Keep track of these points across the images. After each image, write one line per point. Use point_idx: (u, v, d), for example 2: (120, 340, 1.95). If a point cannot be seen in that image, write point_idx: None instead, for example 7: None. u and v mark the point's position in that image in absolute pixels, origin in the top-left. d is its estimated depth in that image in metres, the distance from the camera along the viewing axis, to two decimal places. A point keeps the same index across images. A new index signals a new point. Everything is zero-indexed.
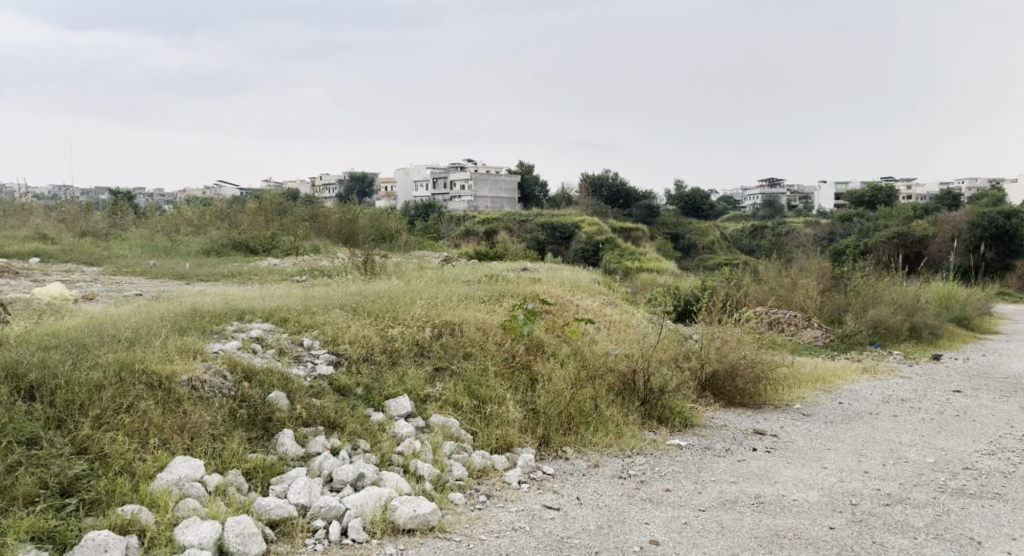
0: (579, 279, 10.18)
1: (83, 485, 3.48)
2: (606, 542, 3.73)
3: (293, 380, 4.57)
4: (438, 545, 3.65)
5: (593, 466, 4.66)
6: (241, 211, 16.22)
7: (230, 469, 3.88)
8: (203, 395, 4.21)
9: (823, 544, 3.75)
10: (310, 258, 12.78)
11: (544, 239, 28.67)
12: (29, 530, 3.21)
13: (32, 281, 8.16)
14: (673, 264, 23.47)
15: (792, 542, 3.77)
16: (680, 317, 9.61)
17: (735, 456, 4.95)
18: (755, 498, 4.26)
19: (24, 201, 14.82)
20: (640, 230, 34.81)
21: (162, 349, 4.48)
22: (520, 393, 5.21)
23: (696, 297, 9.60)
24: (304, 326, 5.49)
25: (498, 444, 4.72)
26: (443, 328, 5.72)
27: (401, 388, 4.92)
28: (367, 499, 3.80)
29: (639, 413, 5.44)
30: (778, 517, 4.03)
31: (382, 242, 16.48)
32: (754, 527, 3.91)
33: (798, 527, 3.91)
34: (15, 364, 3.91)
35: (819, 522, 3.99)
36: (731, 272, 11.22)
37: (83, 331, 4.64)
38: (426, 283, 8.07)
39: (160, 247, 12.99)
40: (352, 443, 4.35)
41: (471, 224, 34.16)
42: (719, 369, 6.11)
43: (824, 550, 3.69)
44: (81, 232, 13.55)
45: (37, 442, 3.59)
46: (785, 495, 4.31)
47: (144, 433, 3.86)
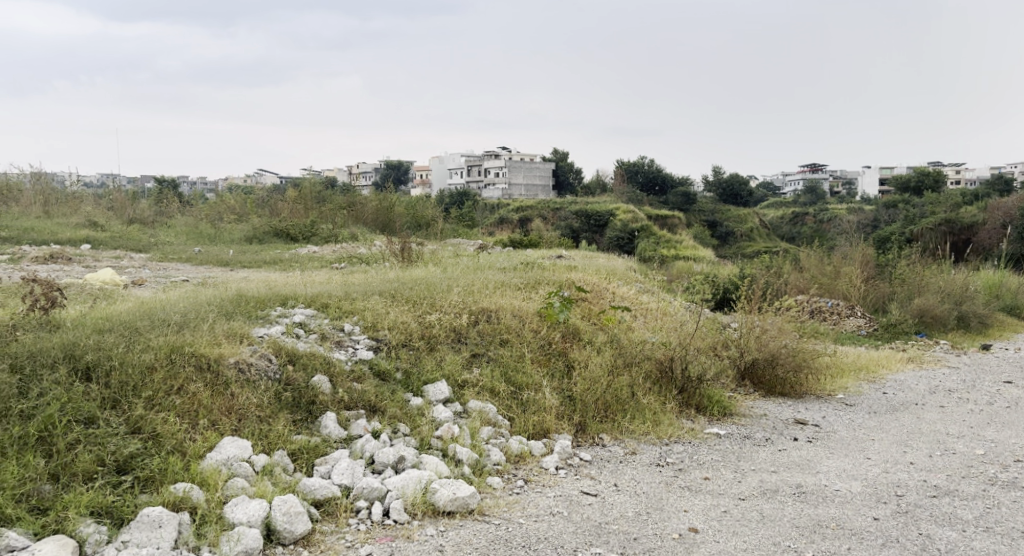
0: (616, 266, 10.18)
1: (138, 463, 3.59)
2: (644, 529, 3.75)
3: (335, 364, 4.66)
4: (478, 528, 3.70)
5: (630, 453, 4.68)
6: (281, 200, 16.46)
7: (277, 449, 3.98)
8: (250, 377, 4.32)
9: (868, 534, 3.73)
10: (348, 245, 12.92)
11: (579, 228, 28.56)
12: (88, 505, 3.32)
13: (83, 267, 8.39)
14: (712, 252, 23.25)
15: (835, 532, 3.75)
16: (719, 305, 9.56)
17: (775, 446, 4.93)
18: (797, 488, 4.24)
19: (73, 189, 15.23)
20: (676, 219, 34.51)
21: (210, 333, 4.59)
22: (557, 380, 5.24)
23: (735, 285, 9.52)
24: (345, 312, 5.58)
25: (536, 430, 4.77)
26: (479, 315, 5.76)
27: (440, 374, 4.98)
28: (408, 482, 3.87)
29: (677, 401, 5.43)
30: (821, 507, 4.00)
31: (419, 232, 16.59)
32: (795, 517, 3.90)
33: (841, 517, 3.89)
34: (72, 346, 4.02)
35: (863, 512, 3.96)
36: (771, 260, 11.09)
37: (135, 315, 4.78)
38: (462, 270, 8.12)
39: (203, 234, 13.25)
40: (393, 427, 4.42)
41: (507, 212, 34.20)
42: (759, 358, 6.05)
43: (869, 541, 3.66)
44: (128, 220, 13.88)
45: (94, 422, 3.69)
46: (827, 485, 4.28)
47: (195, 414, 3.97)
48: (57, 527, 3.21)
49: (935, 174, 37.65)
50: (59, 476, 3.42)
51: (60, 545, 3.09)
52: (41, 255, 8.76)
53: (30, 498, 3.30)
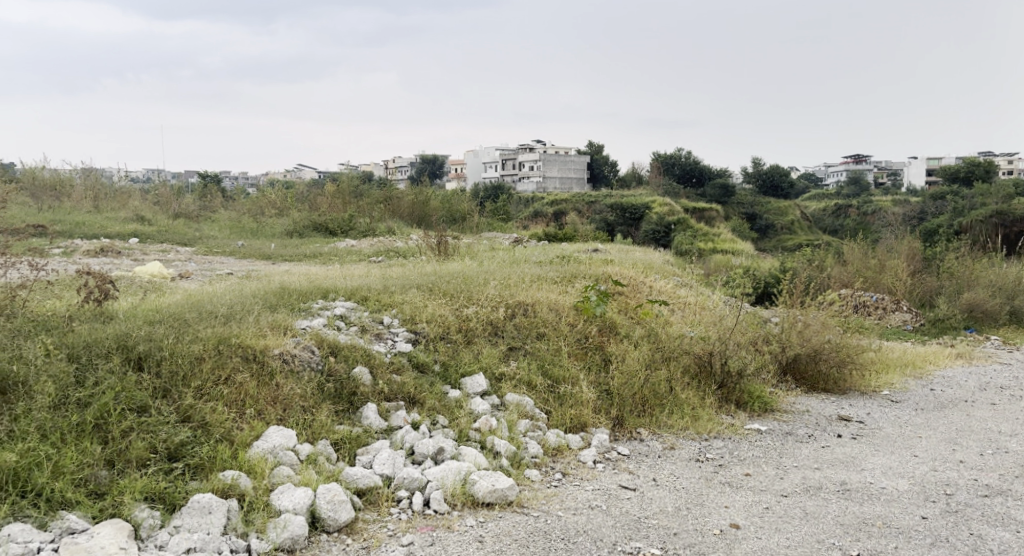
0: (653, 260, 10.13)
1: (188, 450, 3.68)
2: (685, 524, 3.75)
3: (375, 356, 4.73)
4: (517, 519, 3.74)
5: (669, 448, 4.67)
6: (320, 194, 16.68)
7: (320, 439, 4.06)
8: (294, 368, 4.42)
9: (916, 533, 3.68)
10: (385, 239, 13.04)
11: (615, 221, 28.42)
12: (143, 491, 3.42)
13: (132, 260, 8.61)
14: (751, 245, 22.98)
15: (881, 530, 3.71)
16: (760, 299, 9.47)
17: (818, 442, 4.88)
18: (841, 486, 4.20)
19: (121, 184, 15.61)
20: (714, 212, 34.15)
21: (255, 325, 4.69)
22: (594, 373, 5.25)
23: (776, 279, 9.41)
24: (383, 305, 5.65)
25: (573, 424, 4.78)
26: (516, 308, 5.79)
27: (477, 366, 5.03)
28: (447, 473, 3.91)
29: (716, 397, 5.40)
30: (866, 505, 3.97)
31: (455, 226, 16.67)
32: (840, 514, 3.86)
33: (887, 516, 3.85)
34: (125, 336, 4.13)
35: (910, 511, 3.91)
36: (813, 253, 10.93)
37: (184, 307, 4.90)
38: (499, 264, 8.15)
39: (245, 228, 13.48)
40: (431, 419, 4.48)
41: (541, 205, 34.15)
42: (801, 353, 5.98)
43: (917, 540, 3.62)
44: (173, 214, 14.19)
45: (146, 410, 3.79)
46: (873, 483, 4.23)
47: (242, 404, 4.07)
48: (114, 511, 3.31)
49: (985, 164, 36.61)
50: (114, 462, 3.52)
51: (117, 529, 3.18)
52: (92, 249, 9.01)
53: (88, 483, 3.39)
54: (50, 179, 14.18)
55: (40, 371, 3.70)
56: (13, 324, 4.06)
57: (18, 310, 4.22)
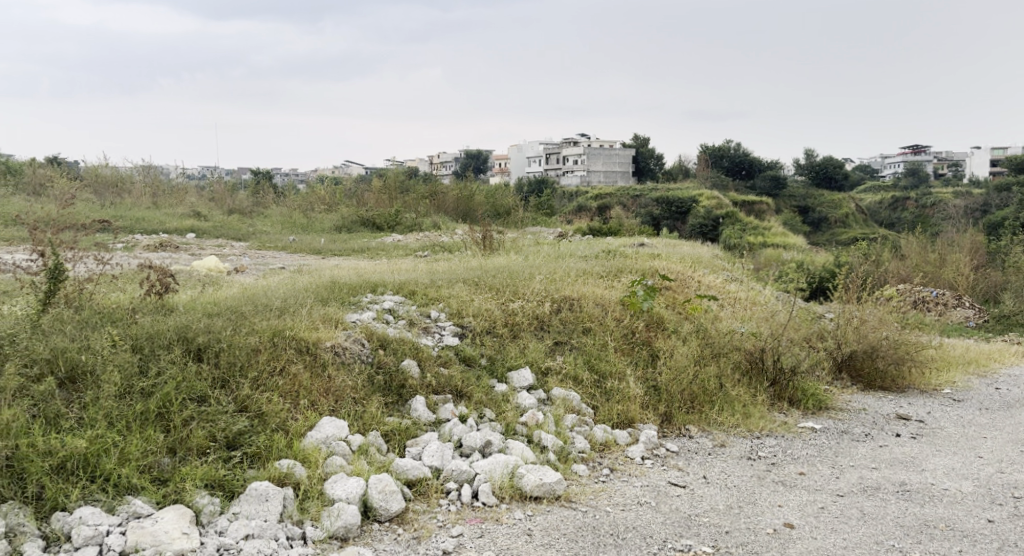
0: (701, 254, 10.03)
1: (246, 439, 3.79)
2: (737, 523, 3.73)
3: (423, 349, 4.80)
4: (565, 514, 3.76)
5: (719, 445, 4.64)
6: (368, 189, 16.89)
7: (371, 430, 4.13)
8: (345, 360, 4.51)
9: (981, 537, 3.60)
10: (431, 234, 13.15)
11: (660, 215, 28.22)
12: (203, 478, 3.53)
13: (190, 255, 8.85)
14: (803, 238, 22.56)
15: (943, 533, 3.64)
16: (813, 294, 9.31)
17: (876, 442, 4.80)
18: (900, 486, 4.13)
19: (178, 180, 16.02)
20: (764, 205, 33.60)
21: (308, 318, 4.80)
22: (641, 369, 5.23)
23: (830, 274, 9.24)
24: (431, 299, 5.72)
25: (620, 419, 4.78)
26: (562, 303, 5.80)
27: (524, 360, 5.06)
28: (495, 466, 3.95)
29: (768, 394, 5.35)
30: (927, 506, 3.89)
31: (500, 220, 16.73)
32: (899, 515, 3.80)
33: (951, 518, 3.77)
34: (185, 328, 4.25)
35: (976, 514, 3.83)
36: (869, 247, 10.69)
37: (241, 300, 5.04)
38: (544, 258, 8.16)
39: (296, 223, 13.74)
40: (478, 412, 4.52)
41: (586, 199, 34.05)
42: (857, 350, 5.87)
43: (982, 544, 3.54)
44: (228, 210, 14.55)
45: (206, 400, 3.92)
46: (934, 484, 4.15)
47: (296, 395, 4.17)
48: (176, 497, 3.42)
49: None
50: (176, 450, 3.65)
51: (179, 514, 3.28)
52: (152, 244, 9.29)
53: (152, 469, 3.51)
54: (112, 175, 14.65)
55: (107, 360, 3.83)
56: (81, 316, 4.21)
57: (85, 303, 4.38)
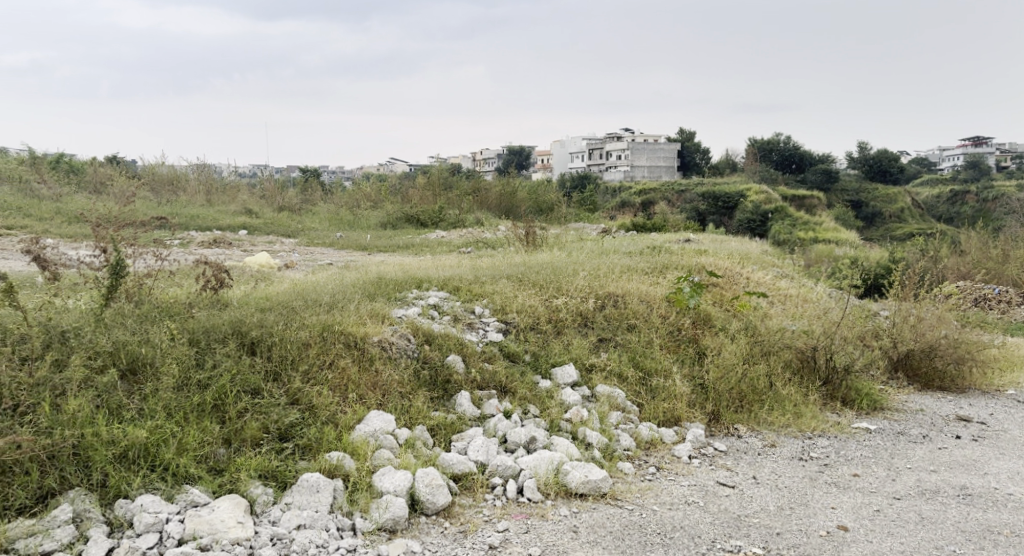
0: (749, 250, 9.88)
1: (297, 432, 3.88)
2: (789, 524, 3.69)
3: (467, 345, 4.83)
4: (611, 512, 3.76)
5: (769, 445, 4.58)
6: (413, 186, 17.05)
7: (417, 424, 4.18)
8: (392, 354, 4.57)
9: None
10: (475, 231, 13.20)
11: (706, 210, 27.88)
12: (257, 468, 3.61)
13: (242, 251, 9.05)
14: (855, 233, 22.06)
15: (1008, 539, 3.56)
16: (868, 291, 9.10)
17: (935, 444, 4.69)
18: (961, 490, 4.03)
19: (230, 178, 16.35)
20: (814, 200, 32.97)
21: (355, 312, 4.87)
22: (687, 367, 5.19)
23: (886, 271, 9.02)
24: (475, 294, 5.75)
25: (666, 418, 4.75)
26: (606, 300, 5.79)
27: (568, 357, 5.07)
28: (540, 462, 3.97)
29: (821, 393, 5.26)
30: (990, 512, 3.80)
31: (543, 217, 16.69)
32: (960, 520, 3.72)
33: (1015, 524, 3.68)
34: (239, 323, 4.36)
35: None
36: (927, 243, 10.41)
37: (291, 295, 5.14)
38: (587, 254, 8.13)
39: (342, 220, 13.91)
40: (523, 408, 4.55)
41: (630, 195, 33.83)
42: (915, 348, 5.74)
43: None
44: (278, 208, 14.82)
45: (259, 392, 4.01)
46: (997, 489, 4.05)
47: (344, 388, 4.24)
48: (231, 487, 3.51)
49: None
50: (231, 441, 3.74)
51: (234, 504, 3.37)
52: (206, 240, 9.52)
53: (209, 459, 3.61)
54: (168, 174, 15.00)
55: (166, 353, 3.95)
56: (141, 310, 4.34)
57: (145, 298, 4.50)
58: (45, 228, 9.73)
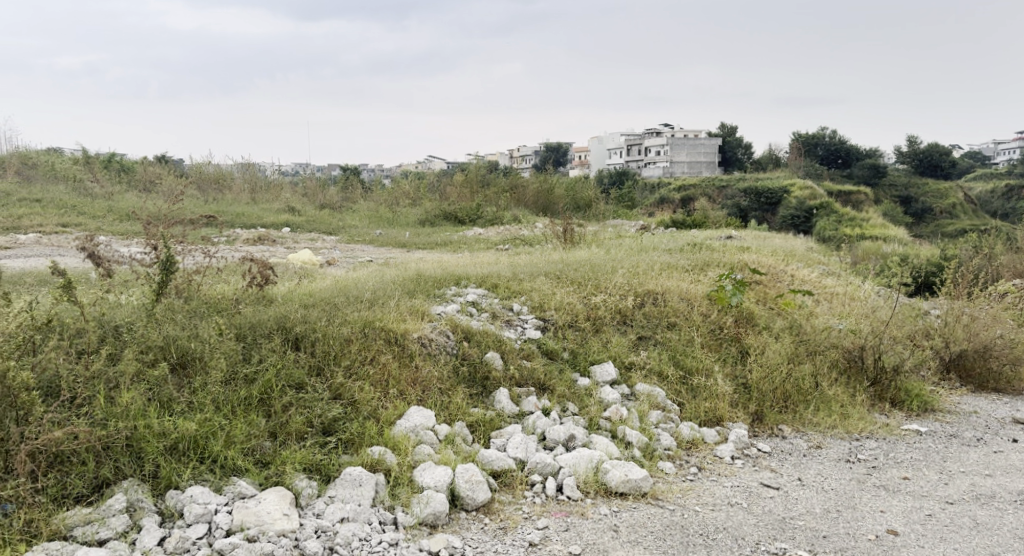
0: (793, 247, 9.70)
1: (340, 426, 3.92)
2: (836, 527, 3.62)
3: (506, 342, 4.83)
4: (652, 511, 3.74)
5: (815, 447, 4.51)
6: (450, 183, 17.13)
7: (457, 420, 4.20)
8: (431, 351, 4.59)
9: None
10: (512, 228, 13.20)
11: (748, 206, 27.48)
12: (302, 462, 3.66)
13: (285, 248, 9.17)
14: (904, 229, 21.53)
15: None
16: (919, 289, 8.89)
17: (989, 447, 4.57)
18: (1016, 496, 3.92)
19: (273, 176, 16.59)
20: (860, 196, 32.30)
21: (396, 309, 4.90)
22: (730, 366, 5.13)
23: (938, 268, 8.79)
24: (513, 292, 5.75)
25: (708, 417, 4.70)
26: (645, 297, 5.74)
27: (606, 355, 5.04)
28: (580, 461, 3.96)
29: (869, 394, 5.16)
30: None
31: (582, 214, 16.61)
32: (1017, 527, 3.62)
33: None
34: (284, 318, 4.42)
35: None
36: (982, 238, 10.11)
37: (334, 291, 5.19)
38: (627, 252, 8.07)
39: (382, 218, 14.02)
40: (562, 406, 4.54)
41: (669, 191, 33.55)
42: (968, 349, 5.59)
43: None
44: (319, 205, 15.01)
45: (303, 387, 4.06)
46: None
47: (386, 384, 4.27)
48: (277, 479, 3.56)
49: None
50: (277, 434, 3.80)
51: (280, 496, 3.42)
52: (251, 237, 9.67)
53: (255, 452, 3.67)
54: (213, 172, 15.28)
55: (214, 348, 4.02)
56: (190, 306, 4.42)
57: (194, 294, 4.59)
58: (98, 225, 9.99)
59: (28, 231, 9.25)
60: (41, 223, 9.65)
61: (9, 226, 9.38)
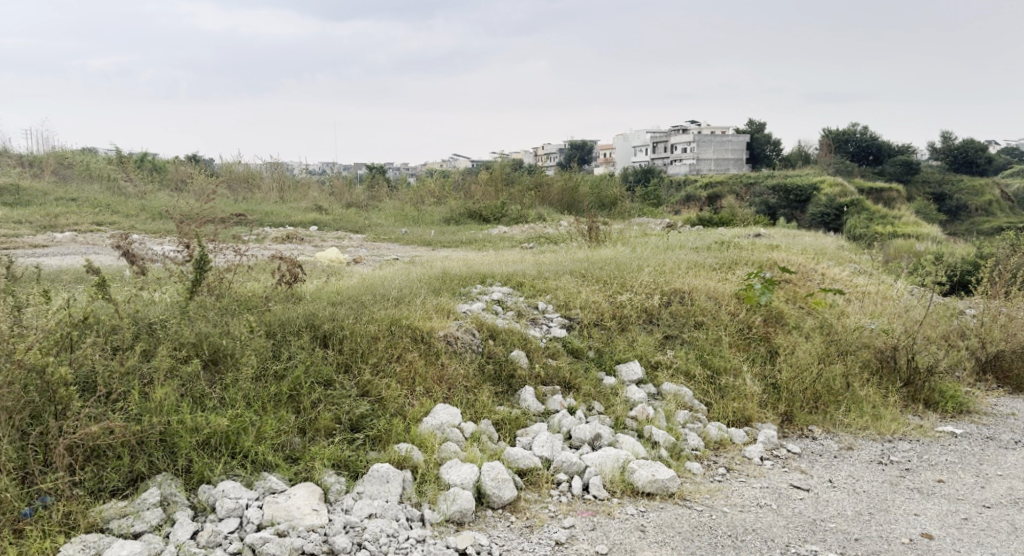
0: (824, 246, 9.57)
1: (367, 423, 3.93)
2: (868, 530, 3.57)
3: (532, 340, 4.82)
4: (680, 512, 3.71)
5: (846, 448, 4.45)
6: (475, 181, 17.15)
7: (482, 418, 4.20)
8: (457, 349, 4.60)
9: None
10: (538, 226, 13.17)
11: (777, 204, 27.20)
12: (330, 458, 3.68)
13: (313, 247, 9.22)
14: (938, 228, 21.15)
15: None
16: (955, 288, 8.73)
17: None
18: None
19: (302, 175, 16.72)
20: (892, 193, 31.79)
21: (422, 307, 4.91)
22: (758, 366, 5.07)
23: (974, 267, 8.62)
24: (539, 290, 5.74)
25: (736, 417, 4.65)
26: (672, 296, 5.69)
27: (633, 354, 5.00)
28: (606, 460, 3.93)
29: (902, 395, 5.07)
30: None
31: (608, 212, 16.54)
32: None
33: None
34: (312, 316, 4.45)
35: None
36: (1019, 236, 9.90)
37: (361, 289, 5.21)
38: (653, 250, 8.02)
39: (408, 216, 14.07)
40: (587, 405, 4.51)
41: (696, 189, 33.30)
42: (1005, 350, 5.48)
43: None
44: (346, 204, 15.10)
45: (331, 384, 4.09)
46: None
47: (412, 381, 4.28)
48: (307, 475, 3.58)
49: None
50: (306, 430, 3.82)
51: (309, 492, 3.44)
52: (279, 236, 9.75)
53: (285, 448, 3.70)
54: (243, 172, 15.42)
55: (245, 345, 4.05)
56: (221, 303, 4.45)
57: (225, 291, 4.63)
58: (131, 224, 10.13)
59: (64, 230, 9.42)
60: (76, 222, 9.81)
61: (46, 225, 9.55)
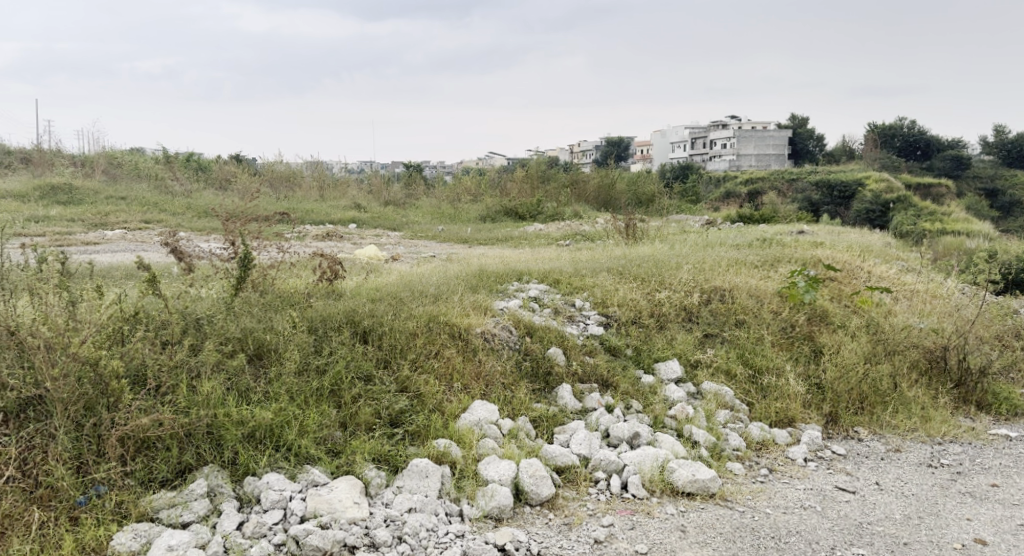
0: (871, 242, 9.37)
1: (407, 418, 3.95)
2: (918, 534, 3.48)
3: (569, 338, 4.79)
4: (721, 513, 3.65)
5: (894, 450, 4.34)
6: (511, 178, 17.14)
7: (520, 415, 4.18)
8: (494, 346, 4.59)
9: None
10: (573, 223, 13.12)
11: (820, 200, 26.74)
12: (371, 452, 3.70)
13: (352, 244, 9.30)
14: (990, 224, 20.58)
15: None
16: (1009, 286, 8.48)
17: None
18: None
19: (341, 174, 16.87)
20: (940, 189, 31.04)
21: (459, 304, 4.91)
22: (803, 365, 4.98)
23: None
24: (576, 287, 5.70)
25: (779, 418, 4.58)
26: (712, 294, 5.61)
27: (671, 352, 4.94)
28: (645, 458, 3.89)
29: (952, 396, 4.94)
30: None
31: (645, 209, 16.41)
32: None
33: None
34: (353, 312, 4.48)
35: None
36: None
37: (399, 286, 5.23)
38: (692, 247, 7.92)
39: (445, 214, 14.11)
40: (625, 403, 4.47)
41: (735, 185, 32.89)
42: None
43: None
44: (384, 202, 15.20)
45: (371, 380, 4.11)
46: None
47: (450, 377, 4.29)
48: (348, 468, 3.60)
49: None
50: (347, 425, 3.85)
51: (351, 485, 3.46)
52: (319, 234, 9.85)
53: (327, 441, 3.73)
54: (284, 170, 15.62)
55: (287, 340, 4.09)
56: (265, 299, 4.49)
57: (269, 287, 4.67)
58: (177, 222, 10.31)
59: (113, 227, 9.62)
60: (125, 220, 10.02)
61: (96, 222, 9.77)
